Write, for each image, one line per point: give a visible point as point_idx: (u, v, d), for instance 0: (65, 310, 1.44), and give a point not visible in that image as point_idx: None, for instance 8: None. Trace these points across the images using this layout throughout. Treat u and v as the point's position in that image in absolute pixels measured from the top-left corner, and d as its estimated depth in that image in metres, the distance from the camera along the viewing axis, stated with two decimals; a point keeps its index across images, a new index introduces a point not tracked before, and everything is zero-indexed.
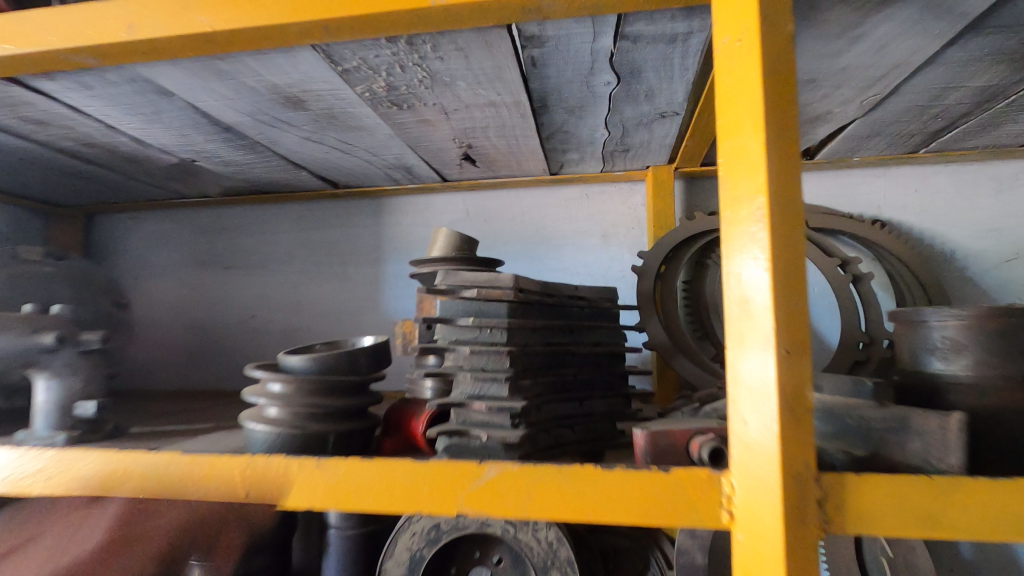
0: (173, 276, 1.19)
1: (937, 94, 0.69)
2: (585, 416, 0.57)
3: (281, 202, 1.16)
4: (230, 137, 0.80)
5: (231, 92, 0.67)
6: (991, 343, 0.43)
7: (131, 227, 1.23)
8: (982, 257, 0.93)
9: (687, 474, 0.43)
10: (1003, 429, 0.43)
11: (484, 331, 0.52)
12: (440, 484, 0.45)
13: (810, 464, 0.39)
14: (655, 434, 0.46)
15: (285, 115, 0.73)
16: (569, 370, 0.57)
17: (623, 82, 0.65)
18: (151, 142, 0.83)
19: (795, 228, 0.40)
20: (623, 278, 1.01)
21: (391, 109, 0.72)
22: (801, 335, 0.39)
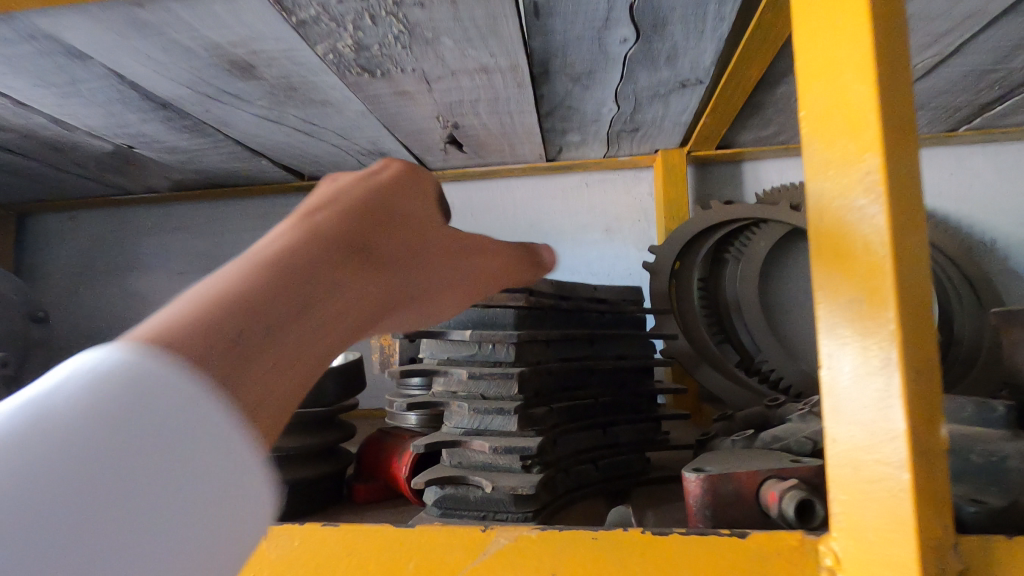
0: (118, 284, 1.05)
1: (1006, 53, 0.59)
2: (610, 447, 0.46)
3: (241, 197, 1.02)
4: (170, 116, 0.68)
5: (160, 54, 0.54)
6: None
7: (70, 228, 1.09)
8: None
9: (767, 537, 0.32)
10: None
11: (486, 348, 0.41)
12: (430, 561, 0.32)
13: (946, 525, 0.28)
14: (716, 479, 0.35)
15: (233, 86, 0.61)
16: (591, 391, 0.46)
17: (642, 39, 0.54)
18: (74, 123, 0.69)
19: (912, 197, 0.29)
20: (629, 276, 0.90)
21: (362, 77, 0.59)
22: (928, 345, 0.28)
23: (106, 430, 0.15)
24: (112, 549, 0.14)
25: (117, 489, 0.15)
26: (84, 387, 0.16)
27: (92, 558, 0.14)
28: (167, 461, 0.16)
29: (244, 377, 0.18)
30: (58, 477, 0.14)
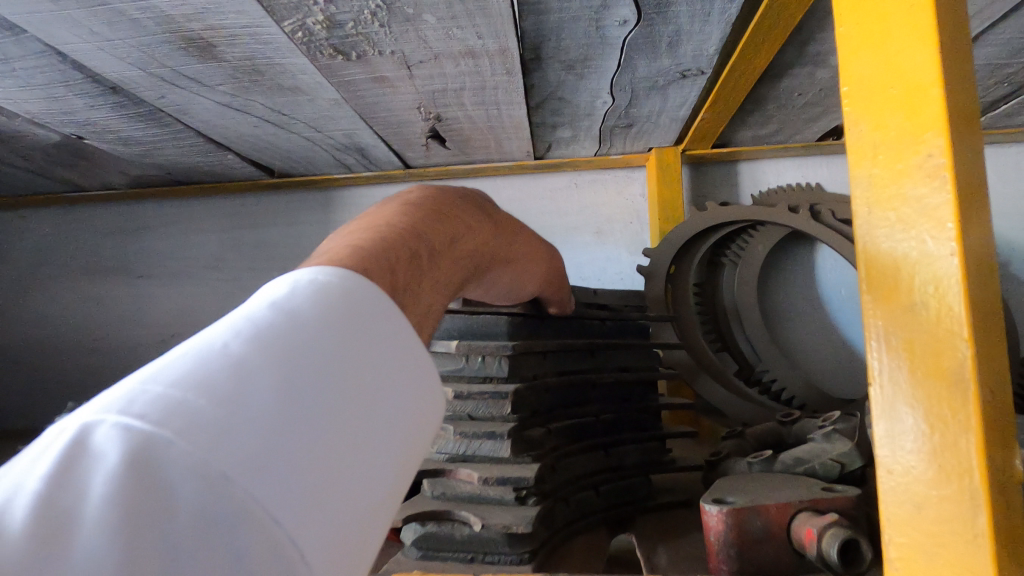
0: (72, 288, 0.98)
1: (1022, 46, 0.56)
2: (612, 470, 0.41)
3: (206, 195, 0.95)
4: (121, 102, 0.61)
5: (103, 26, 0.48)
6: None
7: (19, 228, 1.00)
8: None
9: None
10: None
11: (474, 361, 0.36)
12: None
13: None
14: (742, 513, 0.30)
15: (191, 67, 0.55)
16: (592, 408, 0.41)
17: (644, 22, 0.50)
18: (13, 109, 0.62)
19: (977, 184, 0.25)
20: (622, 281, 0.86)
21: (335, 60, 0.54)
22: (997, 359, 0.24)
23: (338, 322, 0.18)
24: (351, 423, 0.17)
25: (353, 366, 0.18)
26: (311, 293, 0.18)
27: (340, 424, 0.17)
28: (378, 357, 0.19)
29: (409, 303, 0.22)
30: (312, 355, 0.17)
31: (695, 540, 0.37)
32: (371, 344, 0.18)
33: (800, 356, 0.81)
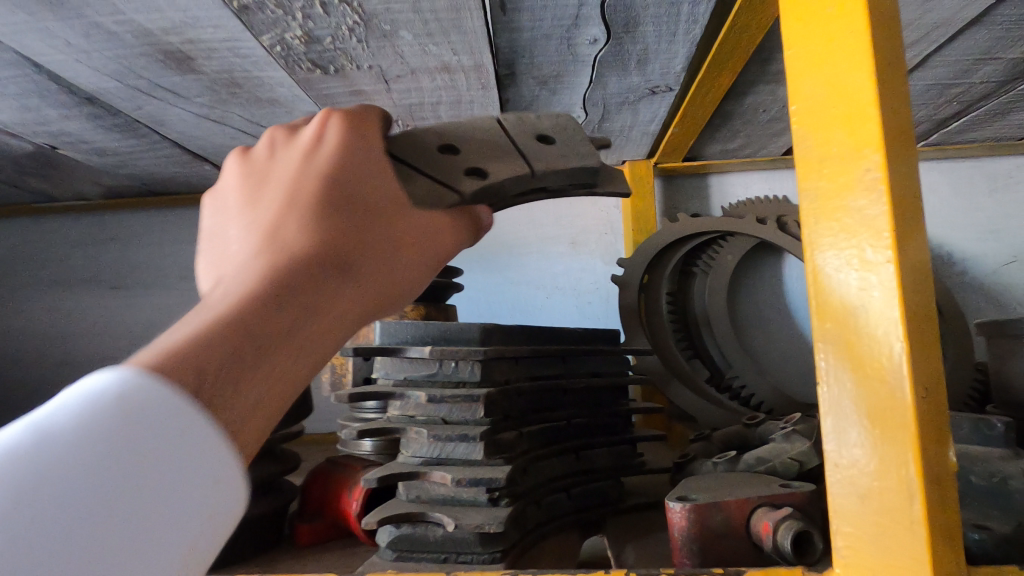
0: (40, 300, 0.96)
1: (967, 68, 0.59)
2: (581, 474, 0.42)
3: (182, 206, 0.94)
4: (97, 112, 0.61)
5: (79, 37, 0.48)
6: None
7: None
8: (980, 261, 0.86)
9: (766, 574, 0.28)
10: None
11: (449, 366, 0.37)
12: None
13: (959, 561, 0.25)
14: (704, 509, 0.31)
15: (169, 79, 0.55)
16: (563, 413, 0.42)
17: (613, 41, 0.52)
18: None
19: (912, 195, 0.27)
20: (596, 290, 0.87)
21: (314, 74, 0.55)
22: (931, 359, 0.26)
23: (104, 439, 0.16)
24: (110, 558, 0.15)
25: (123, 485, 0.16)
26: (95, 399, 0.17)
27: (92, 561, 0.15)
28: (168, 473, 0.16)
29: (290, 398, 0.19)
30: (74, 482, 0.15)
31: (662, 539, 0.38)
32: (148, 465, 0.16)
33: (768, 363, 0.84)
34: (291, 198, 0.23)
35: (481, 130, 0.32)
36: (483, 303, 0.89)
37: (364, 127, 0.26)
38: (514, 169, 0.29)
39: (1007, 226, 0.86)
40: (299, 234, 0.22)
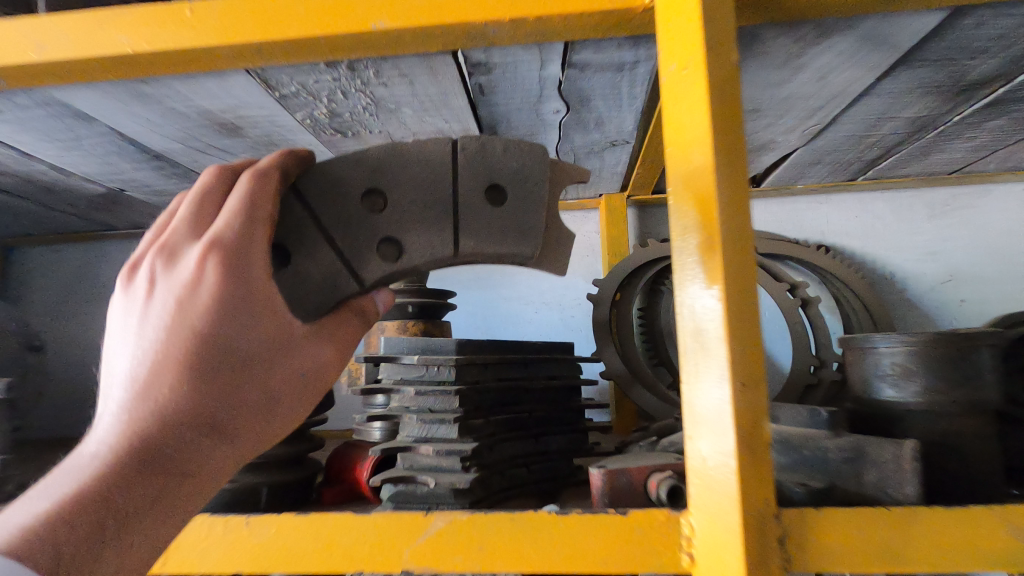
0: (100, 314, 1.11)
1: (874, 124, 0.71)
2: (542, 454, 0.54)
3: None
4: (162, 165, 0.76)
5: (156, 116, 0.62)
6: (940, 369, 0.43)
7: (54, 261, 1.14)
8: (919, 279, 0.96)
9: (650, 514, 0.40)
10: (947, 457, 0.43)
11: (432, 370, 0.50)
12: (385, 543, 0.41)
13: (769, 499, 0.37)
14: (613, 473, 0.44)
15: (222, 141, 0.69)
16: (522, 406, 0.55)
17: (572, 111, 0.65)
18: (73, 170, 0.77)
19: (748, 252, 0.39)
20: (578, 305, 1.00)
21: (335, 136, 0.69)
22: (754, 366, 0.38)
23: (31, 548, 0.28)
24: None
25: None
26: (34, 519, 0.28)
27: None
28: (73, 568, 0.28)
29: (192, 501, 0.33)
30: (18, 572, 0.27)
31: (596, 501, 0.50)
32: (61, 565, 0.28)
33: None
34: (170, 353, 0.32)
35: (438, 158, 0.41)
36: (479, 317, 1.02)
37: (233, 264, 0.33)
38: (437, 248, 0.41)
39: (945, 248, 0.97)
40: (181, 392, 0.32)
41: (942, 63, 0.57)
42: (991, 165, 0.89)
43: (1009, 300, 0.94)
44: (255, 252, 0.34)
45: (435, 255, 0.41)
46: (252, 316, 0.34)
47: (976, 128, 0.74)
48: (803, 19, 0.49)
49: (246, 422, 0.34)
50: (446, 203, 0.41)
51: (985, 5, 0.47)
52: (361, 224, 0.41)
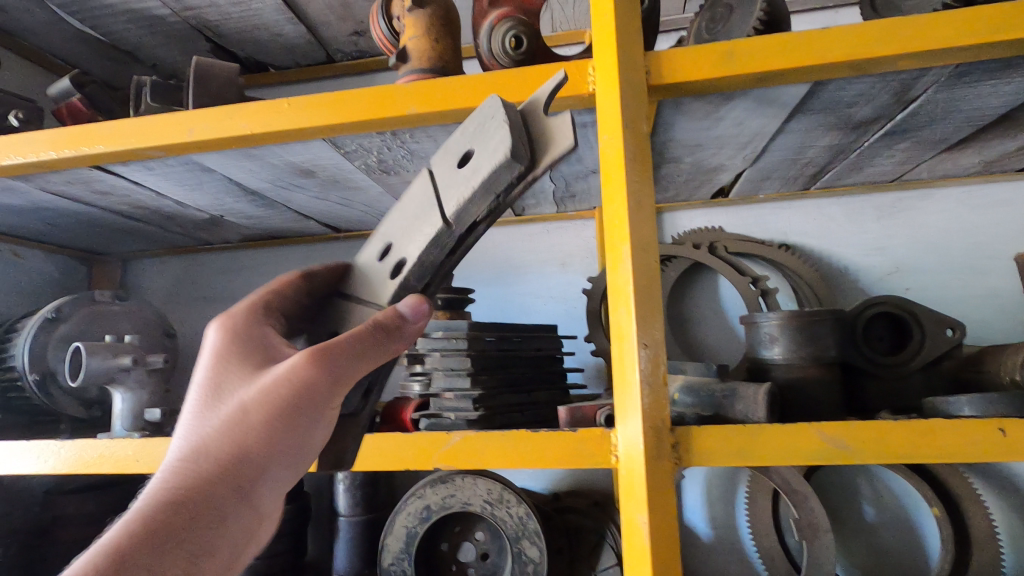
0: (197, 312, 1.38)
1: (799, 149, 0.90)
2: (532, 403, 0.76)
3: (290, 245, 1.35)
4: (255, 198, 1.01)
5: (257, 168, 0.87)
6: (795, 335, 0.64)
7: (160, 271, 1.42)
8: (868, 272, 1.13)
9: (590, 430, 0.62)
10: (800, 395, 0.63)
11: (452, 341, 0.73)
12: (419, 449, 0.65)
13: (665, 416, 0.58)
14: (572, 409, 0.67)
15: (300, 181, 0.94)
16: (517, 370, 0.77)
17: None
18: (190, 204, 1.03)
19: (652, 258, 0.61)
20: (579, 298, 1.21)
21: (382, 174, 0.93)
22: (656, 330, 0.60)
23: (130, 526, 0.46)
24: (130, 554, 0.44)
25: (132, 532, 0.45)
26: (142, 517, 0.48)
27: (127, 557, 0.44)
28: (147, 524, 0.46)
29: (215, 502, 0.48)
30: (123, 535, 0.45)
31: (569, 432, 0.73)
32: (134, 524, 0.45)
33: (703, 348, 1.16)
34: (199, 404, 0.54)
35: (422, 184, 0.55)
36: (498, 310, 1.25)
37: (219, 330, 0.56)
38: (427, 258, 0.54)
39: (892, 244, 1.13)
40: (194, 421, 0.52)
41: (828, 110, 0.75)
42: (924, 173, 1.05)
43: (947, 288, 1.09)
44: (247, 323, 0.57)
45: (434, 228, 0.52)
46: (234, 355, 0.54)
47: (890, 149, 0.91)
48: (708, 93, 0.69)
49: (238, 425, 0.50)
50: (427, 197, 0.53)
51: (835, 79, 0.66)
52: (378, 278, 0.58)
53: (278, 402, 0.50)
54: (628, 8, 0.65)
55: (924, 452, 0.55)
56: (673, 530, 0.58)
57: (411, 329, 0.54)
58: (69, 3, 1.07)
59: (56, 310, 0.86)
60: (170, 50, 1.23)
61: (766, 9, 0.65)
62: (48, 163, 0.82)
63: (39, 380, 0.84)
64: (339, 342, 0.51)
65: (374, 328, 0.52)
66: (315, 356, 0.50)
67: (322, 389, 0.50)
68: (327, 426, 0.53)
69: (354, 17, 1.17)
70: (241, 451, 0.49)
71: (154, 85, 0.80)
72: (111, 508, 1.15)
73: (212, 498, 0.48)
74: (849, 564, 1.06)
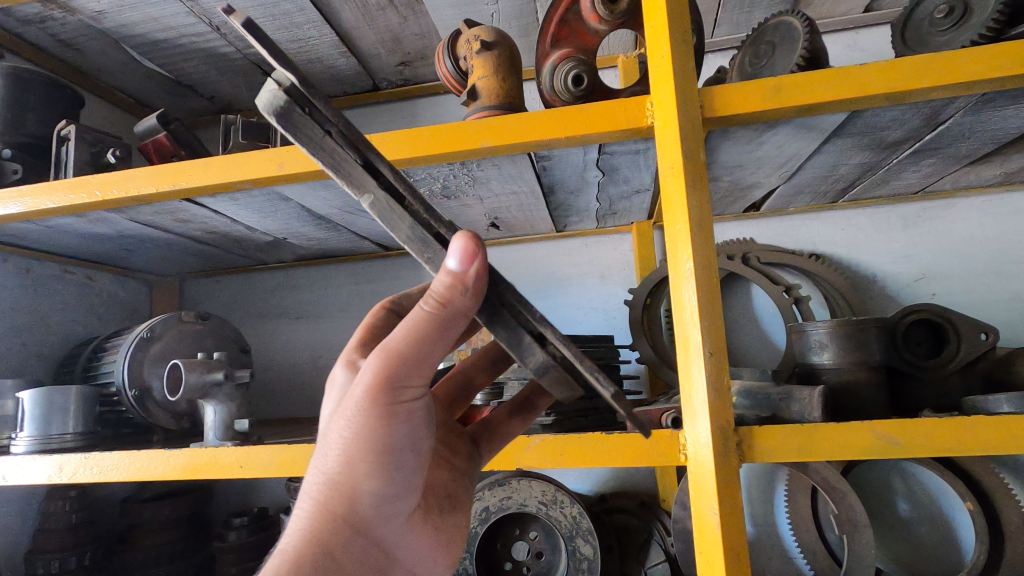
0: (252, 328, 1.46)
1: (832, 167, 0.96)
2: (596, 408, 0.83)
3: (341, 263, 1.42)
4: (321, 222, 1.09)
5: (332, 196, 0.95)
6: (843, 341, 0.70)
7: (216, 289, 1.50)
8: (895, 279, 1.19)
9: (660, 432, 0.69)
10: (849, 396, 0.69)
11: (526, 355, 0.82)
12: (506, 451, 0.73)
13: (730, 418, 0.65)
14: (640, 413, 0.74)
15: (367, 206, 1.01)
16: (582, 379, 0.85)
17: (607, 175, 0.94)
18: (259, 228, 1.11)
19: (713, 274, 0.68)
20: (619, 308, 1.28)
21: (443, 198, 1.00)
22: (721, 340, 0.66)
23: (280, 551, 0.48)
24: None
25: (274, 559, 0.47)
26: None
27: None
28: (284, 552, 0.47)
29: (326, 529, 0.47)
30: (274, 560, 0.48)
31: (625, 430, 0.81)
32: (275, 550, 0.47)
33: (739, 355, 1.22)
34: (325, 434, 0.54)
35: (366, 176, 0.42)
36: None
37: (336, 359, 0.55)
38: None
39: (918, 252, 1.19)
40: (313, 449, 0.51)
41: (863, 134, 0.82)
42: (949, 184, 1.11)
43: (972, 293, 1.15)
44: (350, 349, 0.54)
45: (370, 205, 0.43)
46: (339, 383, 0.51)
47: (917, 164, 0.97)
48: (754, 123, 0.75)
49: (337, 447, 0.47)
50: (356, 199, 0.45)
51: (871, 108, 0.73)
52: None
53: (353, 416, 0.46)
54: (682, 48, 0.71)
55: (966, 446, 0.61)
56: (741, 521, 0.64)
57: (469, 286, 0.42)
58: (141, 43, 1.15)
59: (150, 329, 0.94)
60: (231, 83, 1.31)
61: (809, 47, 0.72)
62: (145, 198, 0.89)
63: (138, 395, 0.91)
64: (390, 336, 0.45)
65: (419, 311, 0.44)
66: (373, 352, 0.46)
67: (384, 389, 0.45)
68: (411, 424, 0.48)
69: (403, 49, 1.24)
70: (340, 477, 0.47)
71: (243, 125, 0.88)
72: (184, 515, 1.22)
73: (320, 527, 0.47)
74: (889, 559, 1.11)
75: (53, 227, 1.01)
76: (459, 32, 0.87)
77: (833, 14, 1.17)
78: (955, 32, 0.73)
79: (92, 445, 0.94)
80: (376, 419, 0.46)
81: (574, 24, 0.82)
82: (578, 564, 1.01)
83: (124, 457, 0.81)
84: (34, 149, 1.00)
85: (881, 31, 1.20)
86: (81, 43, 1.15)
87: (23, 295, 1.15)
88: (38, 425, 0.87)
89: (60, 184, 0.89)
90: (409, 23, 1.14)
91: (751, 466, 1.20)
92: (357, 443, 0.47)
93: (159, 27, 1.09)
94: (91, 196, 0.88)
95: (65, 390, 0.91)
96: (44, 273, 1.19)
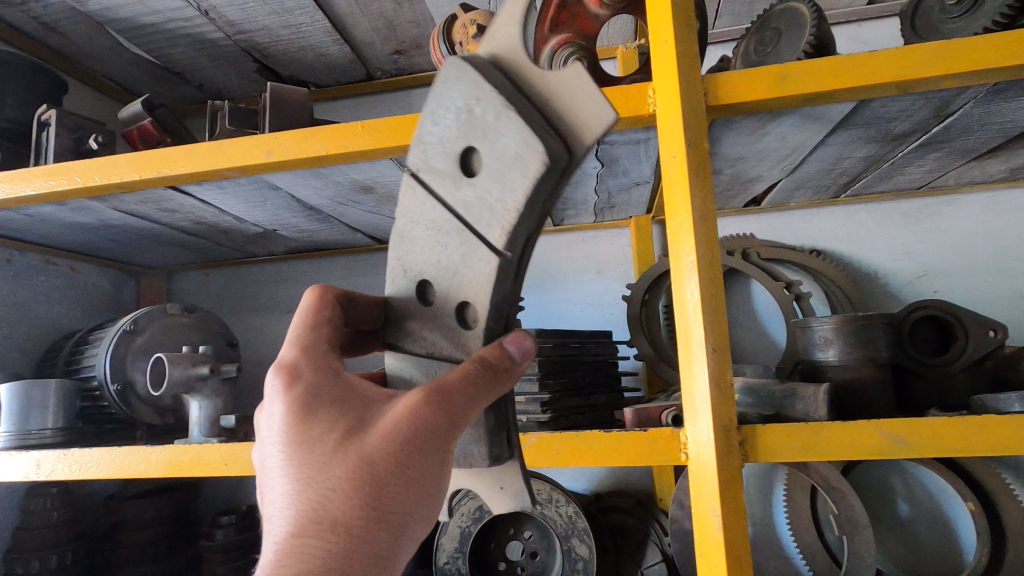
0: (242, 323, 1.43)
1: (835, 161, 0.94)
2: (592, 406, 0.81)
3: (333, 257, 1.39)
4: (313, 213, 1.06)
5: (323, 186, 0.92)
6: (849, 337, 0.68)
7: (205, 283, 1.47)
8: (896, 276, 1.17)
9: (659, 430, 0.66)
10: (854, 394, 0.67)
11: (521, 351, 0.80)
12: None
13: (732, 416, 0.62)
14: (639, 411, 0.72)
15: (360, 197, 0.99)
16: (578, 376, 0.82)
17: (605, 167, 0.91)
18: (248, 219, 1.08)
19: (715, 268, 0.66)
20: (616, 305, 1.25)
21: None
22: (724, 337, 0.64)
23: None
24: None
25: None
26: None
27: None
28: None
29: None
30: None
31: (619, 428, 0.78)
32: None
33: (738, 352, 1.20)
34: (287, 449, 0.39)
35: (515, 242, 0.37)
36: (538, 316, 1.29)
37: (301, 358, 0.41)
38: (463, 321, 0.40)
39: (920, 248, 1.17)
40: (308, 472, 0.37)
41: (869, 125, 0.80)
42: (952, 180, 1.09)
43: (974, 291, 1.13)
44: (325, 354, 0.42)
45: (493, 266, 0.37)
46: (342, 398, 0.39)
47: (922, 158, 0.95)
48: (759, 112, 0.73)
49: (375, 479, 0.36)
50: (449, 215, 0.38)
51: (879, 97, 0.71)
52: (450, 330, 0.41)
53: (402, 459, 0.36)
54: (685, 32, 0.69)
55: (975, 446, 0.59)
56: (741, 522, 0.62)
57: (517, 372, 0.41)
58: (127, 27, 1.11)
59: (133, 322, 0.91)
60: (220, 70, 1.28)
61: (816, 34, 0.70)
62: (128, 185, 0.86)
63: (120, 389, 0.88)
64: (450, 382, 0.38)
65: (485, 366, 0.39)
66: (430, 393, 0.37)
67: (447, 438, 0.38)
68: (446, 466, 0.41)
69: (398, 38, 1.21)
70: (377, 532, 0.36)
71: (231, 111, 0.85)
72: (171, 513, 1.19)
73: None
74: (888, 559, 1.10)
75: (33, 215, 0.98)
76: (454, 17, 0.85)
77: (836, 6, 1.15)
78: (966, 19, 0.71)
79: (72, 441, 0.91)
80: (430, 471, 0.38)
81: (574, 8, 0.79)
82: (573, 565, 0.99)
83: (103, 453, 0.78)
84: (13, 134, 0.97)
85: (884, 24, 1.18)
86: (65, 27, 1.12)
87: (4, 286, 1.12)
88: (15, 420, 0.84)
89: (39, 170, 0.86)
90: (403, 10, 1.11)
91: (750, 465, 1.18)
92: (400, 494, 0.36)
93: (145, 11, 1.06)
94: (71, 182, 0.85)
95: (44, 384, 0.88)
96: (26, 264, 1.16)
